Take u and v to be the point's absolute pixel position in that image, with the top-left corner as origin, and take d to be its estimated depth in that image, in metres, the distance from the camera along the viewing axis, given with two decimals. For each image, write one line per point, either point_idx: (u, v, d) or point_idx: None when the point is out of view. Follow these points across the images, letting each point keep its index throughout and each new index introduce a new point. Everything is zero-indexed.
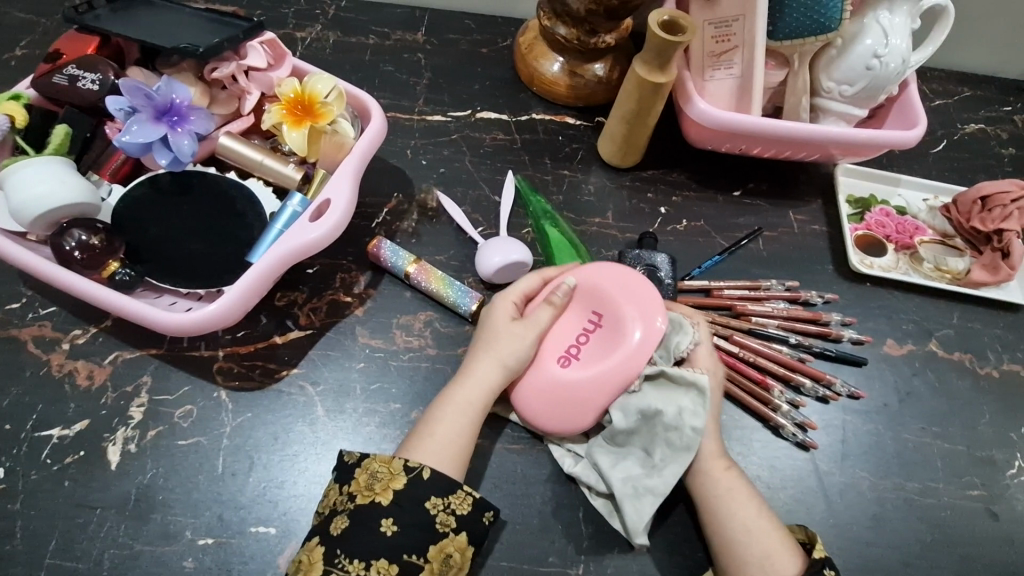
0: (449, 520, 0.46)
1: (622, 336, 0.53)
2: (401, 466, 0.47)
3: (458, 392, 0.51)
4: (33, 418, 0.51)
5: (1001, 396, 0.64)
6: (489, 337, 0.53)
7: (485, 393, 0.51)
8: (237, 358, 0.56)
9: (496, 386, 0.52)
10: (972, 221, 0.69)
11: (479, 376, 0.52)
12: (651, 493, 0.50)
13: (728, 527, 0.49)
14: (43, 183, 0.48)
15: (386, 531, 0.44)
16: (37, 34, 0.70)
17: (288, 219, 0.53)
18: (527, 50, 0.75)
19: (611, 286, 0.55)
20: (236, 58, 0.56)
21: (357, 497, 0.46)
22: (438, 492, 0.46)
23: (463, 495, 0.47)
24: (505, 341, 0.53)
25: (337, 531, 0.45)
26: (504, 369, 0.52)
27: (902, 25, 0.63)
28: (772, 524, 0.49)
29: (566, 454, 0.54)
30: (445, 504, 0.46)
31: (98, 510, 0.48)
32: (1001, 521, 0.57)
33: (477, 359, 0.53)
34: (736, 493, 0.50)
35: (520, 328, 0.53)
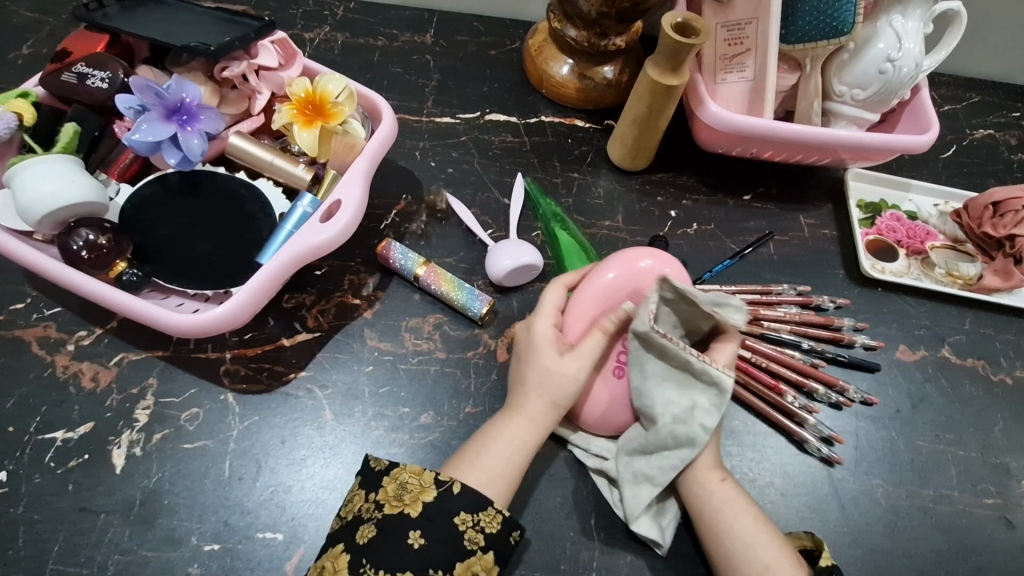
0: (478, 538, 0.45)
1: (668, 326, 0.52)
2: (432, 479, 0.46)
3: (506, 426, 0.50)
4: (36, 420, 0.51)
5: (1014, 403, 0.63)
6: (539, 380, 0.50)
7: (536, 429, 0.50)
8: (245, 361, 0.55)
9: (551, 424, 0.50)
10: (984, 227, 0.68)
11: (534, 415, 0.50)
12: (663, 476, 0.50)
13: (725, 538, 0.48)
14: (51, 181, 0.47)
15: (414, 543, 0.43)
16: (44, 33, 0.70)
17: (298, 220, 0.52)
18: (536, 52, 0.75)
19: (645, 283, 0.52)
20: (247, 57, 0.55)
21: (384, 506, 0.45)
22: (467, 508, 0.45)
23: (493, 513, 0.46)
24: (559, 378, 0.50)
25: (363, 539, 0.44)
26: (558, 409, 0.50)
27: (915, 29, 0.62)
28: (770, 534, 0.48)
29: (593, 458, 0.53)
30: (473, 521, 0.45)
31: (102, 514, 0.48)
32: (1017, 530, 0.56)
33: (529, 399, 0.50)
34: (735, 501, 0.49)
35: (575, 359, 0.50)
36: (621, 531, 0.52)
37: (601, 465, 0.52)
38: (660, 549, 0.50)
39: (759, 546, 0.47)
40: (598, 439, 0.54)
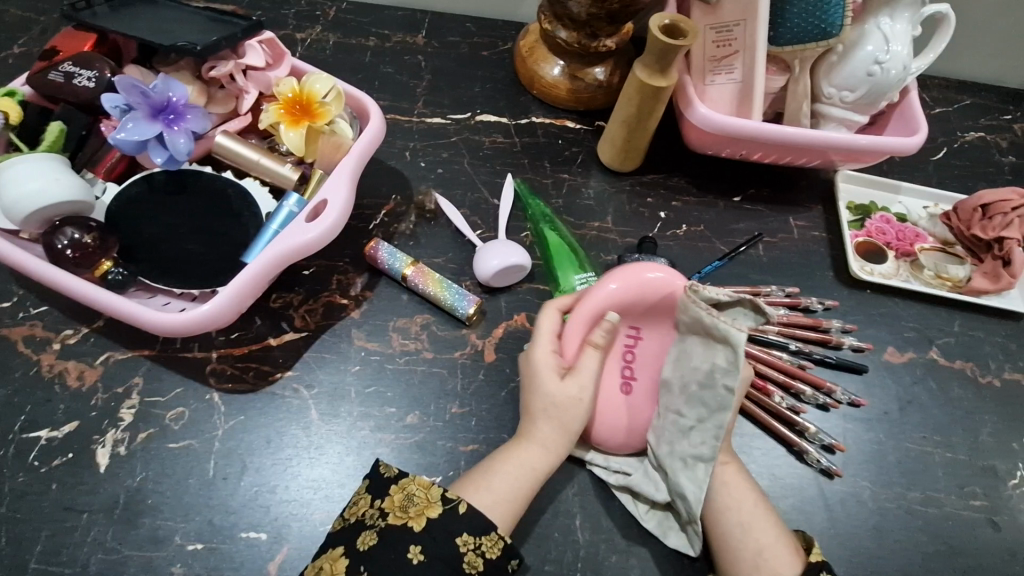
0: (477, 562, 0.44)
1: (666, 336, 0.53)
2: (439, 496, 0.46)
3: (519, 452, 0.50)
4: (21, 419, 0.50)
5: (1002, 405, 0.63)
6: (550, 407, 0.50)
7: (545, 456, 0.50)
8: (231, 360, 0.55)
9: (564, 450, 0.50)
10: (973, 229, 0.68)
11: (548, 443, 0.50)
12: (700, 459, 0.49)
13: (723, 525, 0.49)
14: (36, 181, 0.47)
15: (413, 558, 0.43)
16: (35, 32, 0.70)
17: (284, 219, 0.52)
18: (527, 53, 0.75)
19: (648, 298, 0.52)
20: (235, 57, 0.56)
21: (389, 515, 0.45)
22: (470, 530, 0.45)
23: (495, 538, 0.45)
24: (563, 404, 0.50)
25: (363, 546, 0.44)
26: (568, 434, 0.50)
27: (903, 32, 0.62)
28: (771, 521, 0.48)
29: (617, 476, 0.53)
30: (475, 544, 0.45)
31: (85, 514, 0.47)
32: (1003, 533, 0.56)
33: (540, 425, 0.50)
34: (736, 488, 0.50)
35: (581, 381, 0.50)
36: (605, 531, 0.52)
37: (625, 480, 0.52)
38: (692, 552, 0.50)
39: (756, 532, 0.48)
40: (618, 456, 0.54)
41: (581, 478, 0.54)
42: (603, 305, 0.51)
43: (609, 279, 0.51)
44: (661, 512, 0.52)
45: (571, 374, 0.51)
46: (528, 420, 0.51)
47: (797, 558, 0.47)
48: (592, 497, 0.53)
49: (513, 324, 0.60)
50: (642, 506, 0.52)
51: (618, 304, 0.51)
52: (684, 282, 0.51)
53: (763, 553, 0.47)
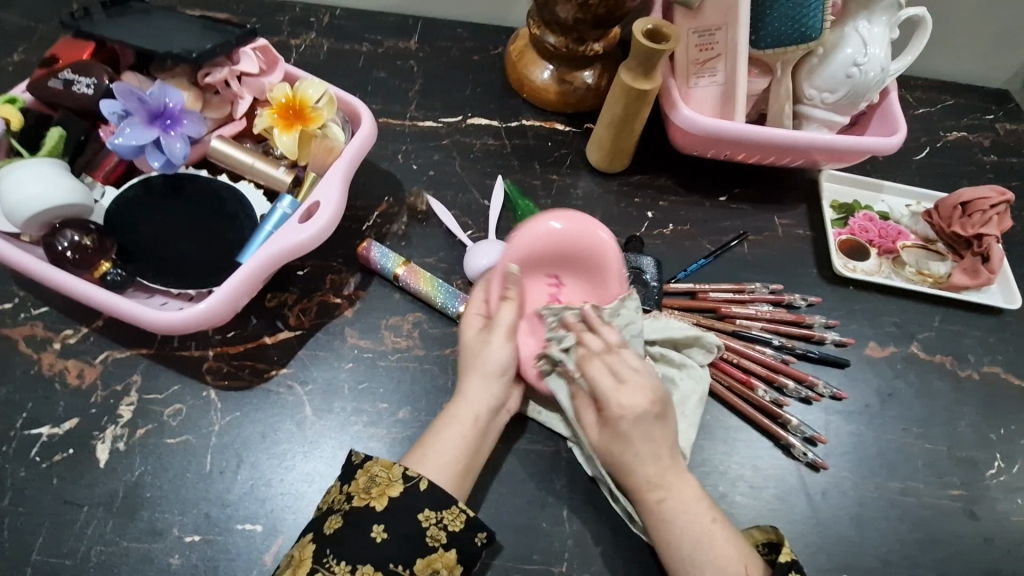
0: (440, 535, 0.46)
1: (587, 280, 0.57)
2: (400, 474, 0.48)
3: (454, 409, 0.53)
4: (23, 416, 0.52)
5: (981, 397, 0.65)
6: (471, 355, 0.55)
7: (479, 409, 0.52)
8: (227, 358, 0.56)
9: (491, 403, 0.53)
10: (954, 227, 0.70)
11: (474, 397, 0.53)
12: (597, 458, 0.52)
13: (674, 551, 0.48)
14: (37, 185, 0.49)
15: (376, 536, 0.45)
16: (35, 41, 0.71)
17: (278, 221, 0.54)
18: (517, 57, 0.77)
19: (576, 241, 0.55)
20: (228, 63, 0.57)
21: (354, 498, 0.47)
22: (432, 505, 0.47)
23: (457, 511, 0.47)
24: (477, 351, 0.55)
25: (330, 529, 0.46)
26: (490, 381, 0.54)
27: (881, 35, 0.64)
28: (728, 538, 0.48)
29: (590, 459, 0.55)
30: (437, 518, 0.46)
31: (85, 508, 0.49)
32: (980, 521, 0.58)
33: (465, 380, 0.54)
34: (694, 505, 0.49)
35: (494, 331, 0.55)
36: (592, 522, 0.53)
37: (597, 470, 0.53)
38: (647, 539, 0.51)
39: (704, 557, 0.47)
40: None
41: (569, 470, 0.55)
42: (516, 251, 0.55)
43: (547, 217, 0.55)
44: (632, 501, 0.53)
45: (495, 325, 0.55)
46: (461, 377, 0.55)
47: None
48: (580, 489, 0.54)
49: None
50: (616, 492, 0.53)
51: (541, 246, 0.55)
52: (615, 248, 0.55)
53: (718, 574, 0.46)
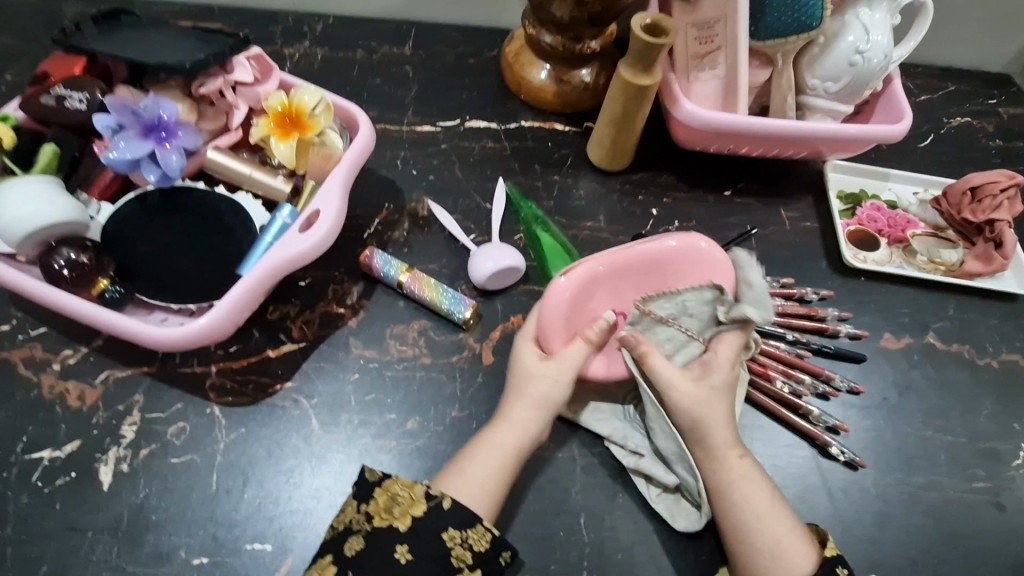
0: (466, 556, 0.45)
1: (628, 280, 0.55)
2: (423, 493, 0.47)
3: (491, 430, 0.50)
4: (23, 441, 0.51)
5: (1001, 386, 0.63)
6: (519, 380, 0.52)
7: (518, 436, 0.50)
8: (230, 374, 0.55)
9: (538, 432, 0.51)
10: (964, 213, 0.69)
11: (518, 424, 0.50)
12: (714, 417, 0.50)
13: (739, 517, 0.48)
14: (30, 203, 0.48)
15: (401, 557, 0.44)
16: (26, 60, 0.71)
17: (279, 231, 0.53)
18: (514, 59, 0.76)
19: (596, 274, 0.53)
20: (223, 73, 0.56)
21: (374, 518, 0.46)
22: (456, 524, 0.45)
23: (481, 530, 0.46)
24: (541, 381, 0.52)
25: (350, 551, 0.45)
26: (539, 411, 0.51)
27: (882, 21, 0.63)
28: (784, 513, 0.49)
29: (629, 455, 0.54)
30: (462, 538, 0.45)
31: (89, 533, 0.48)
32: (1007, 514, 0.56)
33: (512, 406, 0.51)
34: (748, 480, 0.50)
35: (561, 367, 0.52)
36: (608, 529, 0.52)
37: (638, 462, 0.53)
38: (698, 526, 0.51)
39: (768, 527, 0.47)
40: (634, 436, 0.54)
41: (584, 476, 0.54)
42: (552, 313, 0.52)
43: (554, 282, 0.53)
44: (671, 495, 0.53)
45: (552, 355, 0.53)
46: (506, 402, 0.52)
47: (813, 553, 0.47)
48: (596, 495, 0.53)
49: (509, 326, 0.60)
50: (654, 489, 0.53)
51: (577, 289, 0.53)
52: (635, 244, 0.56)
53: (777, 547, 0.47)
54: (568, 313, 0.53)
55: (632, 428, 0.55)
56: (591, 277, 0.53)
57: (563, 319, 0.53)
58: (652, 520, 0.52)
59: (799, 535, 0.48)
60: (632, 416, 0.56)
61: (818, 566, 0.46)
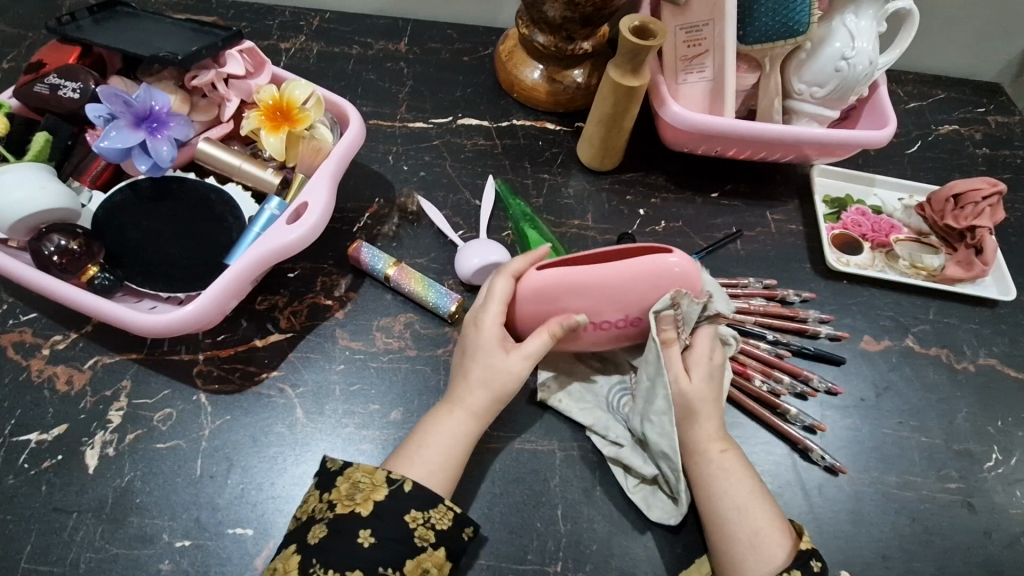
0: (428, 535, 0.46)
1: (616, 294, 0.53)
2: (384, 478, 0.47)
3: (443, 417, 0.51)
4: (11, 423, 0.52)
5: (978, 389, 0.64)
6: (468, 363, 0.53)
7: (469, 423, 0.51)
8: (217, 362, 0.56)
9: (490, 416, 0.52)
10: (947, 219, 0.70)
11: (472, 407, 0.51)
12: (665, 413, 0.52)
13: (716, 510, 0.49)
14: (22, 190, 0.48)
15: (363, 542, 0.44)
16: (23, 48, 0.72)
17: (267, 222, 0.54)
18: (507, 57, 0.77)
19: (582, 277, 0.52)
20: (215, 65, 0.57)
21: (337, 505, 0.46)
22: (418, 505, 0.46)
23: (443, 509, 0.47)
24: (500, 373, 0.52)
25: (314, 539, 0.45)
26: (498, 402, 0.52)
27: (868, 28, 0.64)
28: (767, 505, 0.49)
29: (609, 445, 0.55)
30: (424, 518, 0.46)
31: (74, 514, 0.48)
32: (979, 514, 0.57)
33: (464, 393, 0.52)
34: (739, 473, 0.50)
35: (517, 355, 0.52)
36: (585, 520, 0.53)
37: (617, 452, 0.54)
38: (674, 521, 0.51)
39: (745, 516, 0.48)
40: (616, 428, 0.56)
41: (563, 469, 0.55)
42: (522, 302, 0.54)
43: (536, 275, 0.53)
44: (648, 486, 0.54)
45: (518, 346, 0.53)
46: (454, 388, 0.53)
47: (789, 543, 0.47)
48: (574, 487, 0.54)
49: None
50: (632, 480, 0.54)
51: (547, 290, 0.53)
52: (639, 262, 0.52)
53: (754, 537, 0.47)
54: (540, 308, 0.54)
55: (614, 419, 0.57)
56: (566, 281, 0.53)
57: (534, 312, 0.54)
58: (629, 511, 0.53)
59: (778, 529, 0.47)
60: (615, 406, 0.57)
61: (793, 558, 0.46)
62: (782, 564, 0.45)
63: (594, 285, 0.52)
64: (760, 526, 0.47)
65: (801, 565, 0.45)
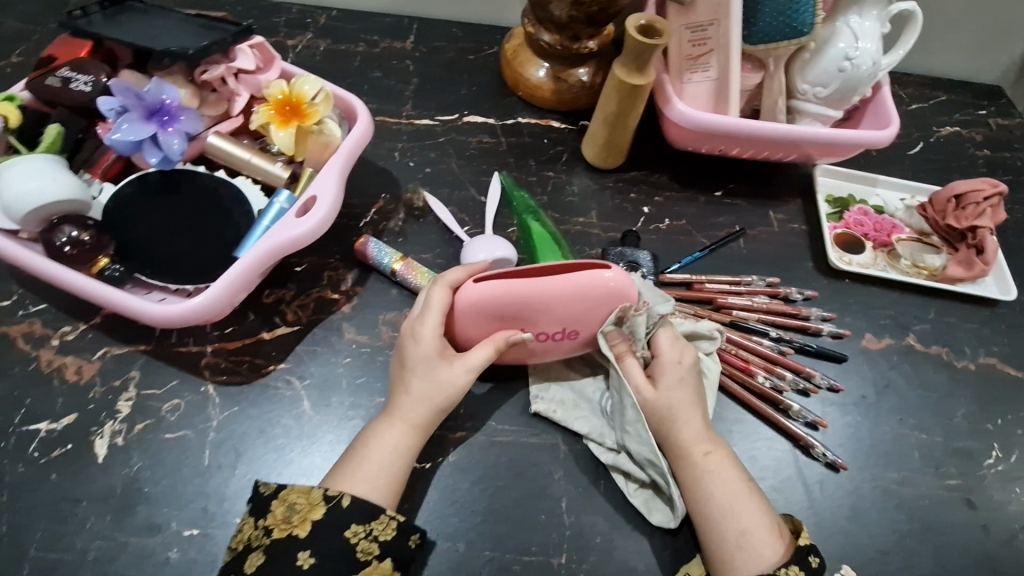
0: (372, 547, 0.46)
1: (551, 307, 0.53)
2: (321, 497, 0.47)
3: (382, 433, 0.51)
4: (21, 412, 0.52)
5: (977, 388, 0.65)
6: (407, 376, 0.52)
7: (410, 434, 0.51)
8: (225, 354, 0.56)
9: (429, 425, 0.51)
10: (948, 220, 0.70)
11: (410, 418, 0.51)
12: (638, 422, 0.53)
13: (706, 513, 0.49)
14: (35, 181, 0.49)
15: (304, 563, 0.45)
16: (32, 43, 0.72)
17: (276, 216, 0.54)
18: (512, 56, 0.77)
19: (517, 293, 0.53)
20: (225, 60, 0.58)
21: (273, 531, 0.46)
22: (359, 520, 0.46)
23: (385, 520, 0.47)
24: (439, 386, 0.52)
25: (252, 568, 0.45)
26: (436, 414, 0.52)
27: (872, 29, 0.65)
28: (755, 503, 0.49)
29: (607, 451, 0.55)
30: (366, 532, 0.46)
31: (83, 503, 0.49)
32: (979, 511, 0.58)
33: (401, 406, 0.51)
34: (727, 474, 0.51)
35: (456, 367, 0.52)
36: (589, 513, 0.53)
37: (614, 458, 0.54)
38: (674, 523, 0.52)
39: (732, 518, 0.48)
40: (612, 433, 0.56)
41: (567, 463, 0.55)
42: (459, 316, 0.54)
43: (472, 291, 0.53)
44: (648, 490, 0.54)
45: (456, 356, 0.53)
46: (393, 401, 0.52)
47: (781, 544, 0.48)
48: (578, 481, 0.55)
49: None
50: (632, 484, 0.54)
51: (478, 305, 0.53)
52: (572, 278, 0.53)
53: (742, 539, 0.47)
54: (475, 323, 0.54)
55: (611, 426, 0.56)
56: (502, 297, 0.53)
57: (472, 324, 0.54)
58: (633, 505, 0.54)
59: (768, 529, 0.48)
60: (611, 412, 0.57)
61: (787, 556, 0.47)
62: (775, 562, 0.47)
63: (529, 299, 0.53)
64: (747, 526, 0.48)
65: (800, 560, 0.47)
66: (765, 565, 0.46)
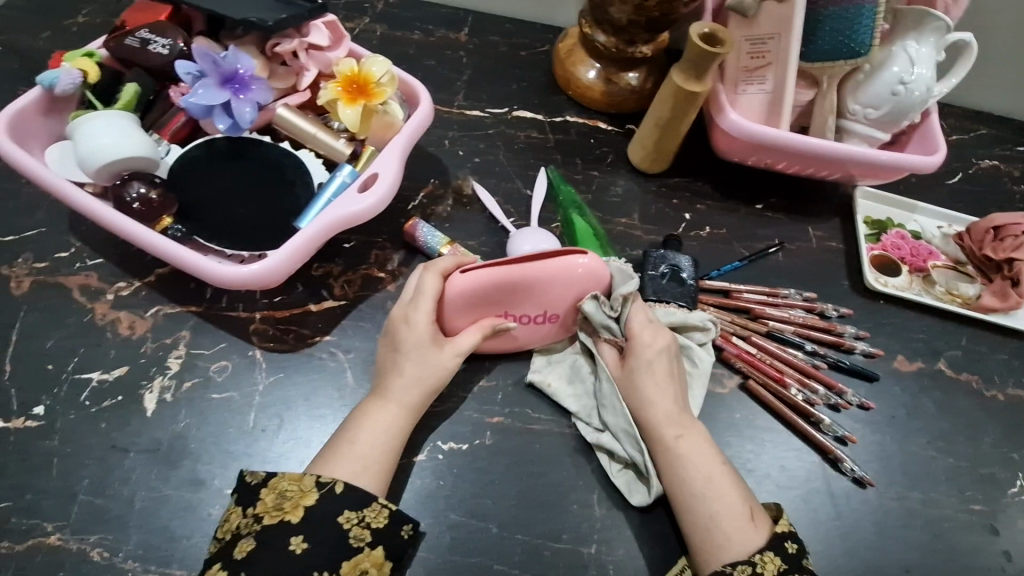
0: (364, 535, 0.46)
1: (538, 292, 0.56)
2: (313, 483, 0.46)
3: (374, 409, 0.51)
4: (74, 361, 0.53)
5: (1005, 417, 0.65)
6: (398, 358, 0.53)
7: (400, 412, 0.51)
8: (273, 322, 0.57)
9: (418, 406, 0.52)
10: (985, 250, 0.71)
11: (398, 398, 0.51)
12: (614, 396, 0.55)
13: (681, 495, 0.50)
14: (112, 135, 0.51)
15: (296, 549, 0.43)
16: (99, 5, 0.74)
17: (337, 189, 0.55)
18: (566, 55, 0.78)
19: (508, 280, 0.55)
20: (298, 35, 0.59)
21: (264, 518, 0.45)
22: (352, 506, 0.46)
23: (378, 508, 0.47)
24: (433, 367, 0.53)
25: (241, 554, 0.43)
26: (424, 396, 0.52)
27: (929, 55, 0.66)
28: (735, 489, 0.49)
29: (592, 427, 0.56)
30: (359, 518, 0.46)
31: (130, 454, 0.50)
32: (1002, 537, 0.58)
33: (391, 384, 0.52)
34: (702, 458, 0.51)
35: (447, 348, 0.54)
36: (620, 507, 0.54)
37: (597, 437, 0.55)
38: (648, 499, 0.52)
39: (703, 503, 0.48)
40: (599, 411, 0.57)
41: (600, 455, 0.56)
42: (449, 303, 0.55)
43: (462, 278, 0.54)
44: (630, 471, 0.54)
45: (445, 340, 0.55)
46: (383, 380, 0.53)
47: (761, 530, 0.48)
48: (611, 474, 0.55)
49: None
50: (615, 465, 0.55)
51: (467, 292, 0.54)
52: (558, 263, 0.56)
53: (712, 522, 0.48)
54: (463, 309, 0.56)
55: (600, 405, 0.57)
56: (492, 282, 0.54)
57: (461, 310, 0.56)
58: None
59: (745, 517, 0.48)
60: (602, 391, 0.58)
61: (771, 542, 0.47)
62: (748, 548, 0.47)
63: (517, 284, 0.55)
64: (717, 510, 0.48)
65: (777, 548, 0.47)
66: (738, 552, 0.46)
